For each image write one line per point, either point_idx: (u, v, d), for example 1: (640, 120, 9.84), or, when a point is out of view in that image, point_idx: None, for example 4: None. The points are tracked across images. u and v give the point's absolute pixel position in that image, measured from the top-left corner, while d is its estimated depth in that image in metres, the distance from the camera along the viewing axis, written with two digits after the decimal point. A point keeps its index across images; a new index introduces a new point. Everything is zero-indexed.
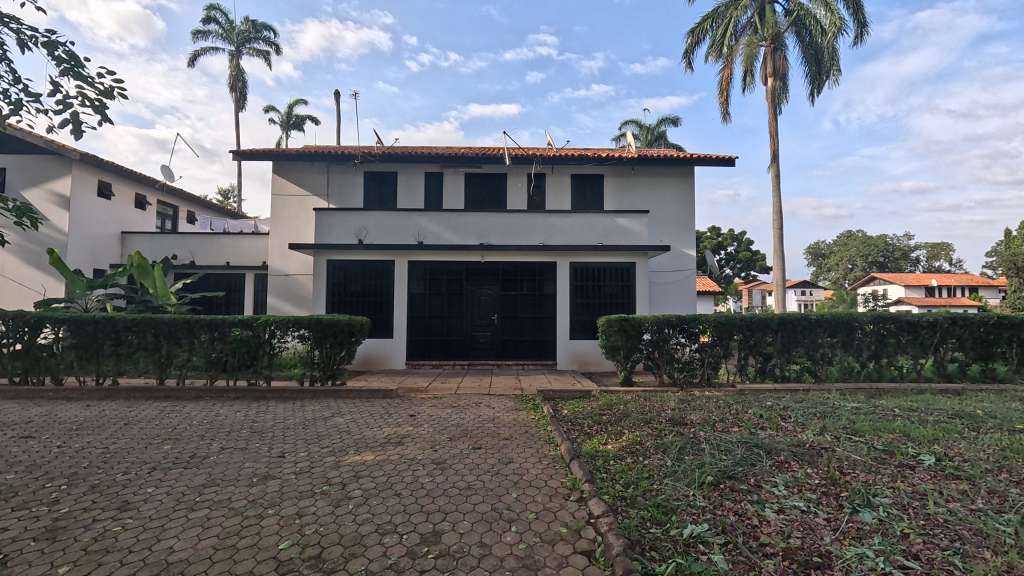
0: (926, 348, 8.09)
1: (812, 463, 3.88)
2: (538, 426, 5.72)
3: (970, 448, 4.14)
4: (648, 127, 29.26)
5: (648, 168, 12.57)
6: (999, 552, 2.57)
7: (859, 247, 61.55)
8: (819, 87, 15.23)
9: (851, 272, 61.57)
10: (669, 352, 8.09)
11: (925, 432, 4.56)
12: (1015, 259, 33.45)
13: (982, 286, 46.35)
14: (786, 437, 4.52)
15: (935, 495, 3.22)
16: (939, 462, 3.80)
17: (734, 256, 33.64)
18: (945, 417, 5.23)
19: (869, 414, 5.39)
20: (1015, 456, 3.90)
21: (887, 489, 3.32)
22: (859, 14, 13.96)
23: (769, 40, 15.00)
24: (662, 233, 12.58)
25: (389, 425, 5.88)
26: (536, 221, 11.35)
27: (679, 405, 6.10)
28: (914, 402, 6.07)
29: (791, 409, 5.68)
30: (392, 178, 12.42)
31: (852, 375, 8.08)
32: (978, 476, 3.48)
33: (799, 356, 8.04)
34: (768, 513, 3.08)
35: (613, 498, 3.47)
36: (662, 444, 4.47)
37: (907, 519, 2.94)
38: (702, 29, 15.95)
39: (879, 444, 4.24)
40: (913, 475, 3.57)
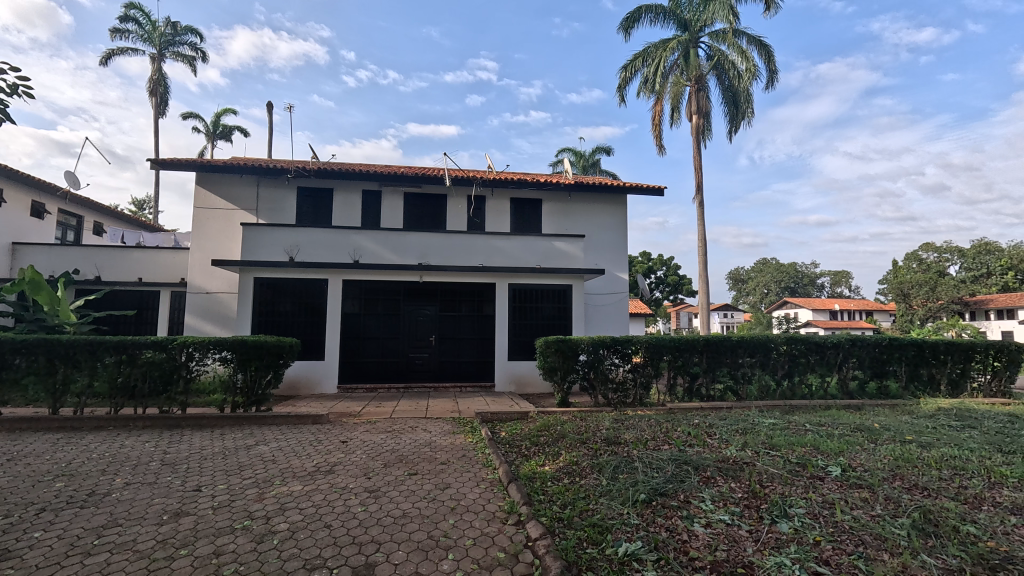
0: (831, 367, 8.86)
1: (735, 477, 4.10)
2: (475, 449, 5.66)
3: (869, 458, 4.55)
4: (583, 155, 30.54)
5: (584, 195, 13.07)
6: (895, 555, 2.82)
7: (774, 274, 66.74)
8: (736, 126, 16.55)
9: (766, 296, 66.53)
10: (603, 373, 8.28)
11: (832, 444, 4.98)
12: (901, 287, 37.53)
13: (877, 311, 51.53)
14: (711, 453, 4.76)
15: (841, 503, 3.50)
16: (844, 473, 4.15)
17: (663, 280, 35.35)
18: (847, 431, 5.73)
19: (784, 429, 5.80)
20: (906, 465, 4.34)
21: (801, 500, 3.57)
22: (771, 63, 15.37)
23: (693, 80, 16.31)
24: (598, 258, 13.02)
25: (318, 452, 5.57)
26: (475, 242, 11.38)
27: (613, 424, 6.24)
28: (822, 418, 6.58)
29: (715, 426, 5.99)
30: (327, 195, 12.05)
31: (769, 393, 8.65)
32: (875, 484, 3.83)
33: (722, 375, 8.51)
34: (696, 527, 3.21)
35: (550, 520, 3.48)
36: (597, 463, 4.56)
37: (817, 528, 3.16)
38: (634, 66, 16.90)
39: (793, 457, 4.57)
40: (823, 486, 3.86)
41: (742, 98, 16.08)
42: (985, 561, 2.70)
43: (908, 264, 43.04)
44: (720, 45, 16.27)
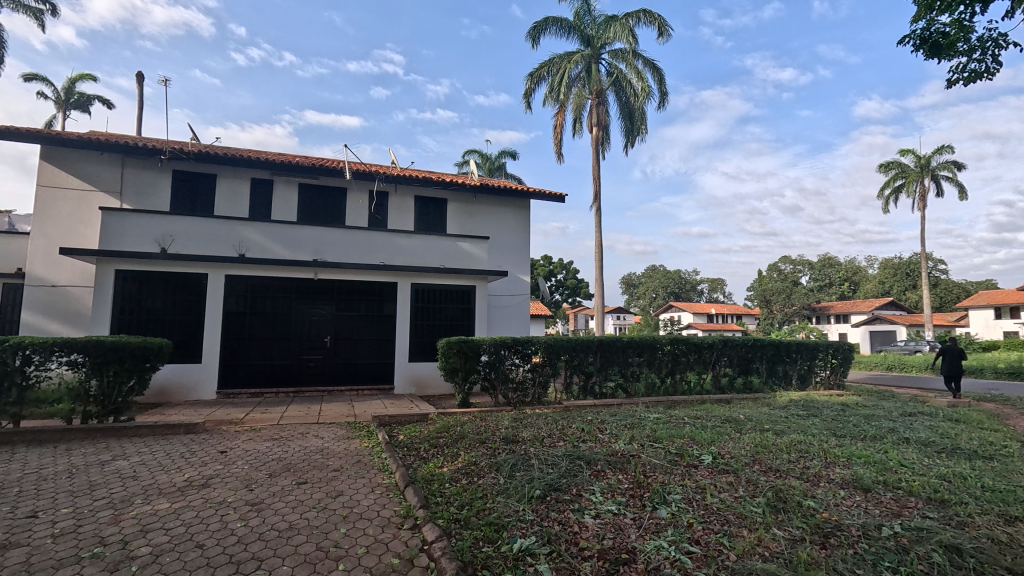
0: (706, 365, 9.82)
1: (622, 469, 4.38)
2: (371, 454, 5.45)
3: (735, 446, 5.11)
4: (489, 157, 30.83)
5: (488, 198, 13.21)
6: (752, 530, 3.19)
7: (661, 279, 72.42)
8: (632, 141, 17.69)
9: (654, 300, 72.01)
10: (504, 373, 8.40)
11: (705, 435, 5.52)
12: (764, 295, 43.17)
13: (745, 314, 58.04)
14: (602, 448, 5.04)
15: (710, 488, 3.89)
16: (714, 460, 4.62)
17: (563, 283, 36.81)
18: (718, 422, 6.39)
19: (666, 423, 6.31)
20: (763, 451, 4.93)
21: (677, 487, 3.91)
22: (663, 85, 16.65)
23: (594, 94, 17.17)
24: (501, 259, 13.22)
25: (192, 465, 5.02)
26: (377, 240, 10.99)
27: (512, 423, 6.37)
28: (698, 411, 7.26)
29: (606, 422, 6.36)
30: (209, 181, 10.92)
31: (654, 390, 9.36)
32: (739, 469, 4.31)
33: (614, 374, 9.04)
34: (586, 519, 3.38)
35: (447, 522, 3.46)
36: (495, 462, 4.61)
37: (691, 511, 3.48)
38: (540, 74, 17.42)
39: (673, 448, 4.99)
40: (696, 473, 4.26)
41: (637, 114, 17.23)
42: (820, 529, 3.16)
43: (770, 273, 49.02)
44: (619, 63, 17.29)
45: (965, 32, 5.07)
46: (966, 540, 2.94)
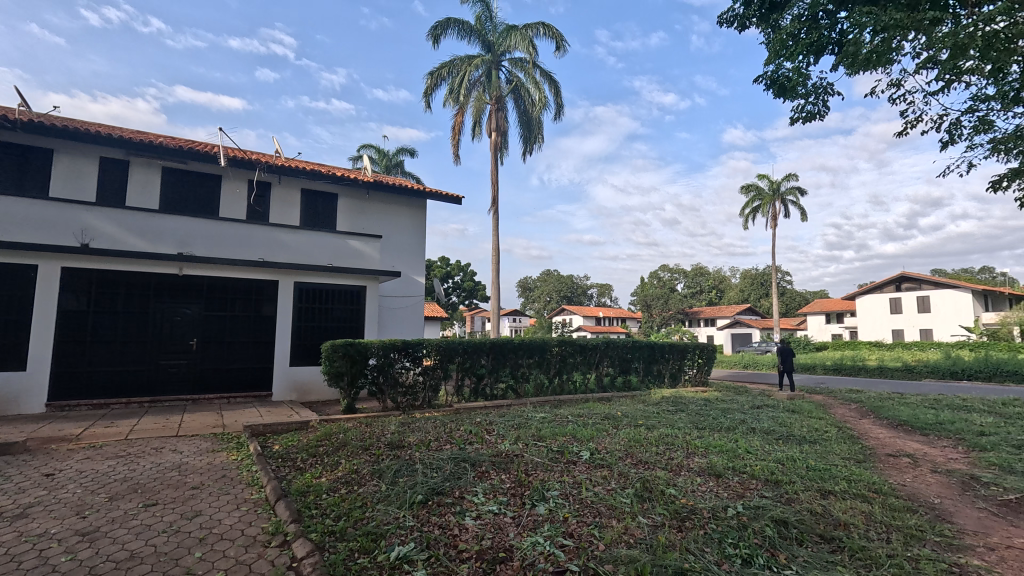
0: (591, 365, 10.42)
1: (505, 469, 4.48)
2: (239, 468, 4.99)
3: (611, 442, 5.47)
4: (386, 154, 29.90)
5: (382, 196, 12.81)
6: (620, 519, 3.43)
7: (555, 284, 75.40)
8: (529, 148, 18.21)
9: (548, 304, 74.78)
10: (393, 376, 8.16)
11: (586, 432, 5.84)
12: (644, 300, 46.98)
13: (629, 318, 62.46)
14: (488, 449, 5.11)
15: (586, 482, 4.11)
16: (591, 455, 4.90)
17: (460, 285, 36.80)
18: (598, 419, 6.81)
19: (550, 422, 6.57)
20: (635, 445, 5.34)
21: (556, 483, 4.08)
22: (558, 97, 17.38)
23: (493, 99, 17.42)
24: (394, 260, 12.89)
25: (3, 493, 4.21)
26: (256, 234, 10.13)
27: (399, 428, 6.22)
28: (581, 410, 7.67)
29: (495, 423, 6.46)
30: (43, 156, 9.29)
31: (542, 390, 9.70)
32: (613, 463, 4.62)
33: (505, 375, 9.23)
34: (467, 521, 3.40)
35: (320, 535, 3.27)
36: (378, 469, 4.47)
37: (567, 506, 3.65)
38: (440, 74, 17.28)
39: (555, 446, 5.21)
40: (574, 468, 4.49)
41: (534, 123, 17.78)
42: (678, 514, 3.49)
43: (651, 280, 53.30)
44: (518, 72, 17.73)
45: (803, 78, 5.97)
46: (791, 513, 3.44)
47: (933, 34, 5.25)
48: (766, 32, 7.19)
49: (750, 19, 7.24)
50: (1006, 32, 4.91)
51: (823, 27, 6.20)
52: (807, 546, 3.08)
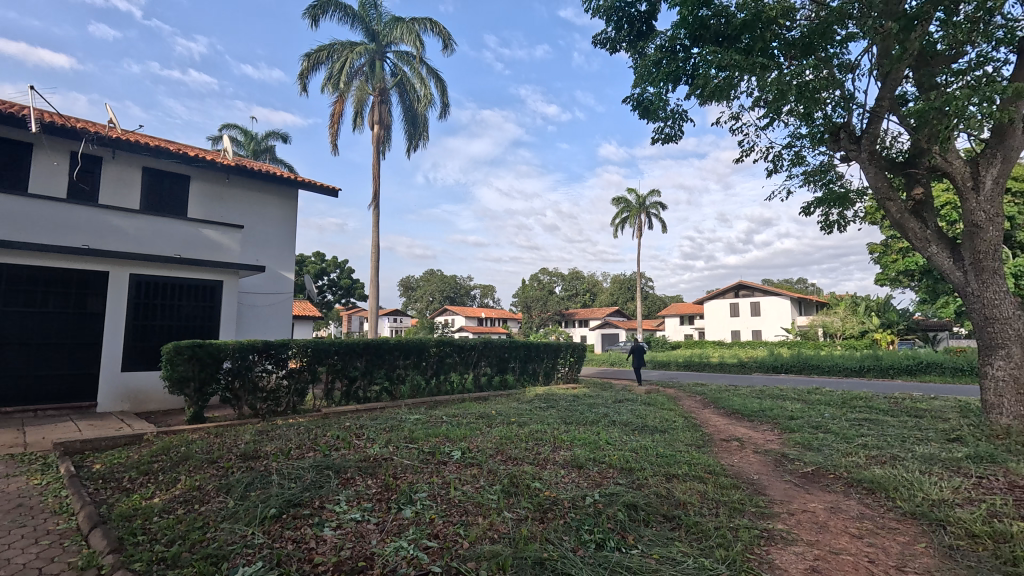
0: (468, 366, 10.52)
1: (372, 474, 4.32)
2: (43, 495, 4.17)
3: (483, 440, 5.56)
4: (254, 137, 27.31)
5: (245, 182, 11.65)
6: (486, 516, 3.50)
7: (438, 283, 74.84)
8: (414, 144, 17.85)
9: (431, 304, 74.03)
10: (252, 381, 7.43)
11: (459, 432, 5.87)
12: (524, 300, 49.67)
13: (510, 318, 64.25)
14: (355, 454, 4.88)
15: (455, 482, 4.13)
16: (462, 455, 4.94)
17: (336, 282, 34.88)
18: (473, 419, 6.90)
19: (425, 423, 6.50)
20: (506, 442, 5.49)
21: (424, 485, 4.03)
22: (444, 96, 17.27)
23: (376, 91, 16.79)
24: (258, 253, 11.79)
25: None
26: (79, 216, 8.58)
27: (255, 437, 5.69)
28: (457, 410, 7.71)
29: (365, 427, 6.21)
30: None
31: (419, 391, 9.55)
32: (482, 461, 4.70)
33: (380, 377, 8.93)
34: (325, 532, 3.21)
35: (146, 564, 2.86)
36: (225, 484, 4.03)
37: (434, 507, 3.63)
38: (318, 57, 16.22)
39: (426, 447, 5.15)
40: (444, 469, 4.49)
41: (419, 120, 17.47)
42: (541, 506, 3.65)
43: (532, 283, 55.42)
44: (403, 66, 17.28)
45: (663, 103, 6.64)
46: (640, 497, 3.78)
47: (762, 78, 6.16)
48: (634, 57, 7.87)
49: (620, 43, 7.88)
50: (812, 84, 5.93)
51: (679, 59, 6.95)
52: (651, 525, 3.42)
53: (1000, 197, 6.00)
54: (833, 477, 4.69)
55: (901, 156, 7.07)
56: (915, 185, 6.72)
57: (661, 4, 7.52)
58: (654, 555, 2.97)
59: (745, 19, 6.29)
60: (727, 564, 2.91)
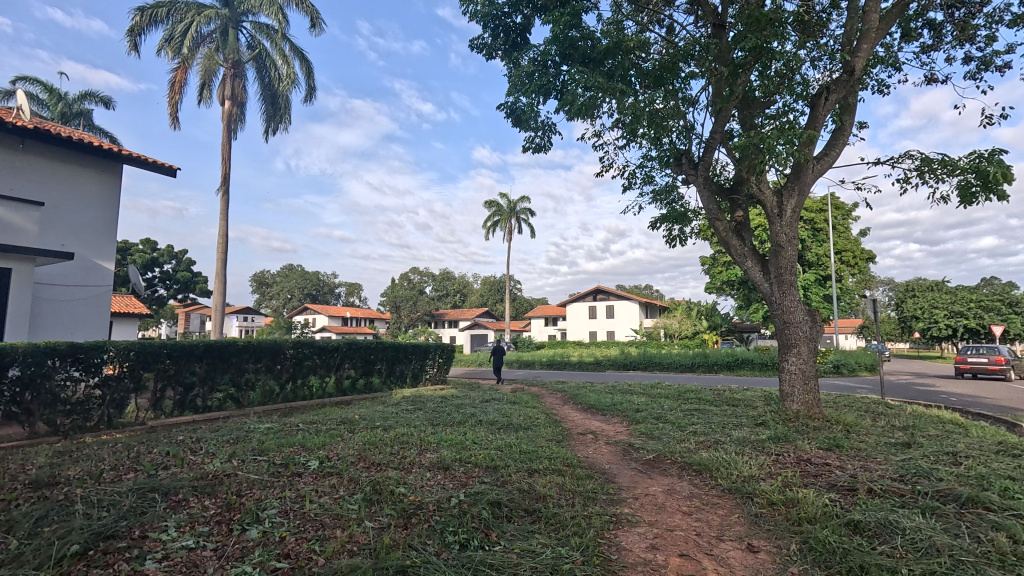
0: (329, 369, 9.90)
1: (210, 493, 3.83)
2: None
3: (344, 447, 5.26)
4: (61, 97, 22.67)
5: (48, 150, 9.59)
6: (345, 528, 3.31)
7: (297, 280, 69.33)
8: (273, 127, 16.29)
9: (288, 302, 68.29)
10: (51, 392, 6.10)
11: (316, 440, 5.48)
12: (393, 299, 49.47)
13: (377, 318, 61.97)
14: (190, 471, 4.28)
15: (311, 494, 3.84)
16: (320, 464, 4.61)
17: (171, 275, 30.42)
18: (333, 425, 6.50)
19: (277, 432, 5.96)
20: (369, 448, 5.26)
21: (274, 501, 3.68)
22: (309, 78, 16.01)
23: (229, 63, 15.05)
24: (64, 237, 9.78)
25: None
26: None
27: (52, 460, 4.69)
28: (315, 416, 7.20)
29: (204, 440, 5.49)
30: None
31: (271, 397, 8.72)
32: (342, 469, 4.44)
33: (224, 384, 7.96)
34: (147, 565, 2.76)
35: None
36: (6, 521, 3.25)
37: (285, 524, 3.33)
38: (154, 14, 14.01)
39: (278, 459, 4.71)
40: (299, 481, 4.15)
41: (281, 100, 16.00)
42: (405, 512, 3.56)
43: (402, 283, 54.12)
44: (263, 39, 15.70)
45: (534, 114, 6.94)
46: (504, 494, 3.89)
47: (621, 102, 6.76)
48: (509, 66, 8.12)
49: (496, 51, 8.07)
50: (661, 113, 6.66)
51: (550, 74, 7.33)
52: (513, 520, 3.53)
53: (796, 223, 7.32)
54: (669, 462, 5.31)
55: (727, 183, 8.28)
56: (737, 209, 7.91)
57: (535, 19, 7.86)
58: (516, 549, 3.06)
59: (608, 45, 6.86)
60: (581, 550, 3.12)
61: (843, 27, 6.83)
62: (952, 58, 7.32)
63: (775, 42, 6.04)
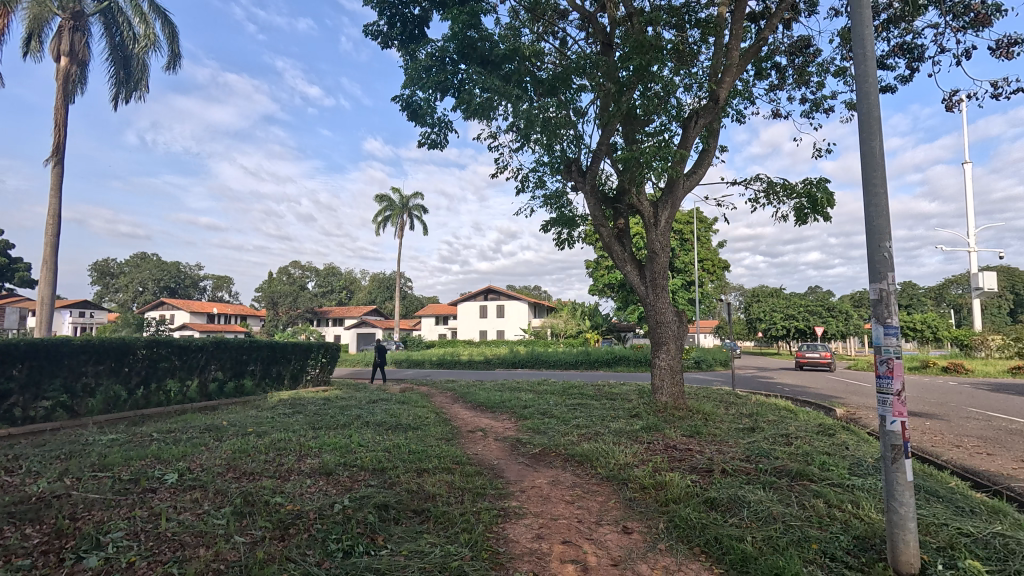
0: (192, 371, 8.86)
1: (33, 520, 3.22)
2: None
3: (209, 457, 4.73)
4: None
5: None
6: (210, 546, 2.98)
7: (152, 271, 60.97)
8: (125, 93, 13.86)
9: (140, 295, 59.80)
10: None
11: (175, 450, 4.87)
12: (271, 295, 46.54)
13: (250, 315, 56.74)
14: (4, 496, 3.56)
15: (168, 511, 3.40)
16: (180, 478, 4.11)
17: None
18: (196, 433, 5.82)
19: (125, 444, 5.19)
20: (240, 456, 4.80)
21: (121, 522, 3.20)
22: (172, 43, 14.18)
23: (67, 14, 12.85)
24: None
25: None
26: None
27: None
28: (173, 424, 6.40)
29: (25, 457, 4.60)
30: None
31: (117, 405, 7.57)
32: (208, 481, 3.99)
33: (53, 390, 6.73)
34: None
35: None
36: None
37: (135, 547, 2.92)
38: None
39: (125, 474, 4.11)
40: (153, 498, 3.65)
41: (136, 64, 13.73)
42: (282, 523, 3.31)
43: (280, 277, 50.16)
44: None
45: (431, 110, 6.85)
46: (391, 496, 3.78)
47: (516, 106, 6.92)
48: (405, 57, 7.91)
49: (393, 40, 7.83)
50: (555, 121, 6.95)
51: (448, 71, 7.28)
52: (401, 523, 3.45)
53: (669, 233, 8.06)
54: (554, 454, 5.56)
55: (611, 192, 8.87)
56: (619, 217, 8.52)
57: (434, 13, 7.75)
58: (403, 552, 3.00)
59: (506, 50, 7.00)
60: (470, 546, 3.14)
61: (711, 60, 7.67)
62: (792, 98, 8.58)
63: (655, 66, 6.60)
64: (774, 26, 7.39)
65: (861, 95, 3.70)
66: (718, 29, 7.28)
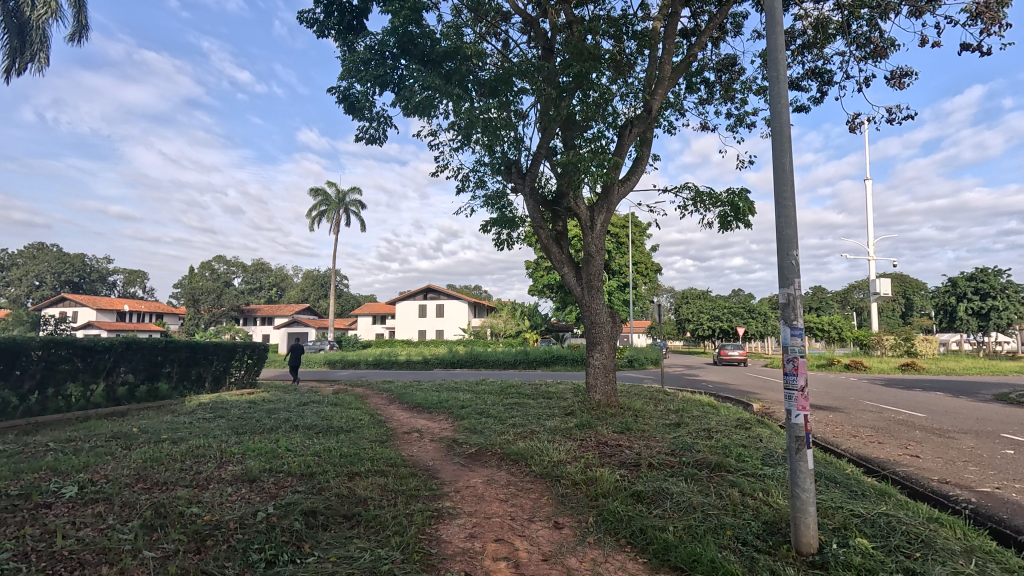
0: (97, 374, 8.10)
1: None
2: None
3: (116, 467, 4.36)
4: None
5: None
6: (114, 563, 2.75)
7: (51, 263, 54.98)
8: (16, 64, 12.04)
9: (35, 290, 53.75)
10: None
11: (74, 462, 4.43)
12: (193, 293, 42.95)
13: (167, 313, 52.58)
14: None
15: (64, 528, 3.09)
16: (80, 491, 3.75)
17: None
18: (101, 442, 5.34)
19: (15, 456, 4.67)
20: (152, 465, 4.45)
21: (7, 542, 2.88)
22: (77, 15, 12.86)
23: None
24: None
25: None
26: None
27: None
28: (73, 432, 5.83)
29: None
30: None
31: (6, 412, 6.79)
32: (113, 494, 3.67)
33: None
34: None
35: None
36: None
37: (25, 568, 2.64)
38: None
39: (15, 489, 3.69)
40: (47, 514, 3.31)
41: (31, 31, 12.02)
42: (198, 535, 3.11)
43: (202, 273, 46.91)
44: None
45: (369, 104, 6.68)
46: (319, 502, 3.65)
47: (457, 105, 6.90)
48: (342, 47, 7.65)
49: (329, 29, 7.55)
50: (495, 122, 6.99)
51: (388, 65, 7.13)
52: (330, 529, 3.34)
53: (604, 236, 8.33)
54: (490, 454, 5.59)
55: (550, 195, 9.03)
56: (557, 220, 8.68)
57: (373, 5, 7.56)
58: (331, 558, 2.91)
59: (448, 48, 6.95)
60: (401, 548, 3.10)
61: (645, 72, 8.00)
62: (719, 112, 9.11)
63: (594, 74, 6.79)
64: (703, 43, 7.82)
65: (775, 114, 4.00)
66: (653, 42, 7.61)
